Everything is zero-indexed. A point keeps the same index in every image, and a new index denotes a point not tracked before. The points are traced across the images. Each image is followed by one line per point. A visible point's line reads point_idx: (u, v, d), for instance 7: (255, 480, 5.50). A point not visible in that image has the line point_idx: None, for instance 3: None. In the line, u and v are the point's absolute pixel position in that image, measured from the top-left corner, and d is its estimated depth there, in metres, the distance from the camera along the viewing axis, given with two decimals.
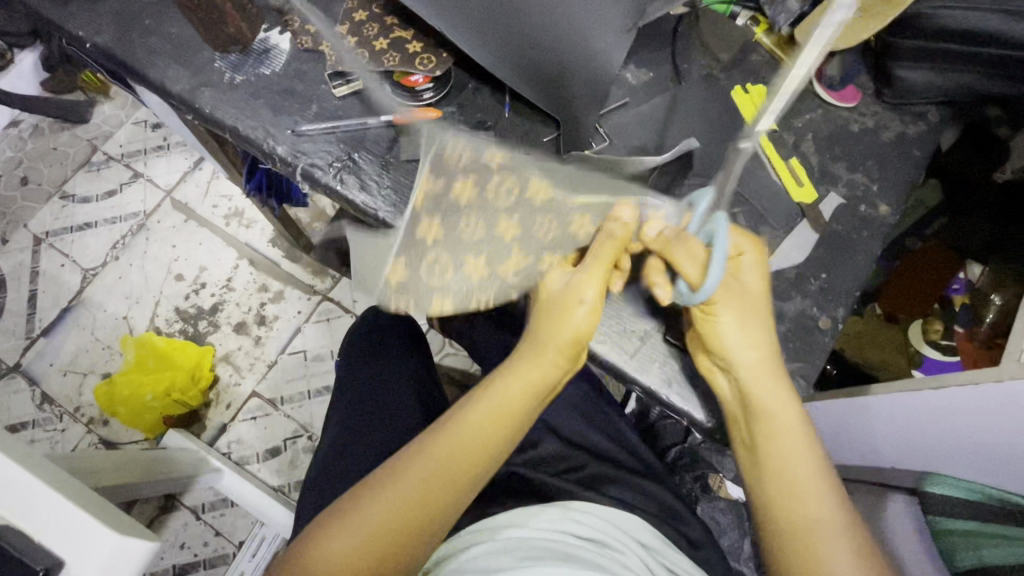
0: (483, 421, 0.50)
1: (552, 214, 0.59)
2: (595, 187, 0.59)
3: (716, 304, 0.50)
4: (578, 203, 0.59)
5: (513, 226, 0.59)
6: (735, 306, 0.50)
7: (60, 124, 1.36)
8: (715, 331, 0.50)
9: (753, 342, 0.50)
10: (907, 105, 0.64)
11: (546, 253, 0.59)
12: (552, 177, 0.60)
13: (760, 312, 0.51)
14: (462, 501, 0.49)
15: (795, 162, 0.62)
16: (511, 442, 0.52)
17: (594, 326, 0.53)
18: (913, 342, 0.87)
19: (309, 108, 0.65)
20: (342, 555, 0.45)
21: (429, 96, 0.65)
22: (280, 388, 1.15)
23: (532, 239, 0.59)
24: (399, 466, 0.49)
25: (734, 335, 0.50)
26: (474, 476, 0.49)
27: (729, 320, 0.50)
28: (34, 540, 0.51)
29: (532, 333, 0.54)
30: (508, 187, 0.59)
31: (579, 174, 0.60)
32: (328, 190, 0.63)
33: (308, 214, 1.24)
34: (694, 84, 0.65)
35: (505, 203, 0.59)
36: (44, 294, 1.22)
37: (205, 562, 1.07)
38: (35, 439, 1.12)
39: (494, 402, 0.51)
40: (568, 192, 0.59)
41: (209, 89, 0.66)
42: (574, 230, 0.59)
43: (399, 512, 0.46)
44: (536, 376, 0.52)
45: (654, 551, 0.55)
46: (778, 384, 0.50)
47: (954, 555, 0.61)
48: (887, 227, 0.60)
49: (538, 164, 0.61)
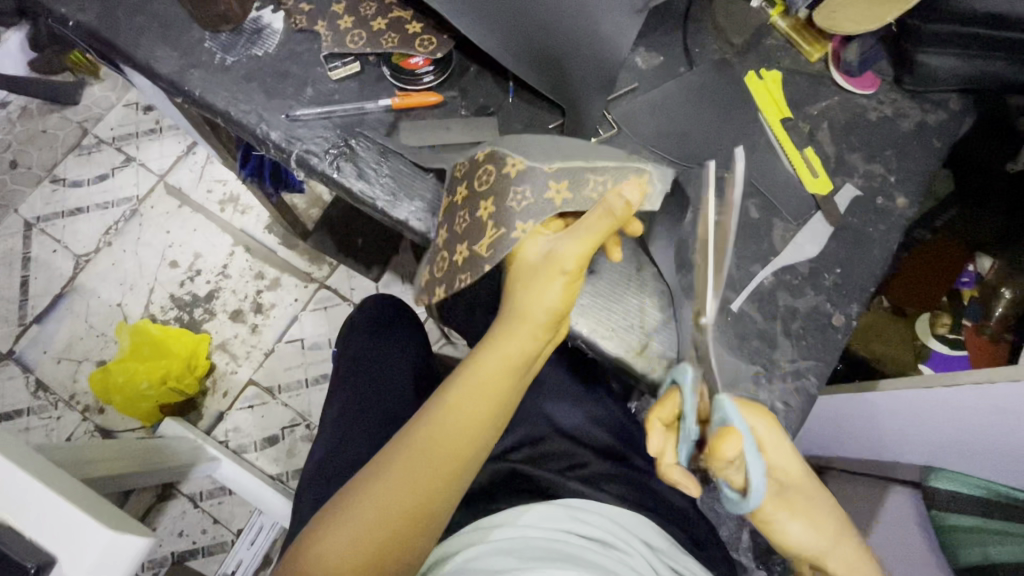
0: (464, 401, 0.48)
1: (528, 184, 0.52)
2: (576, 154, 0.53)
3: (783, 518, 0.44)
4: (557, 169, 0.51)
5: (488, 202, 0.53)
6: (800, 511, 0.45)
7: (49, 106, 1.32)
8: (784, 539, 0.45)
9: (829, 539, 0.45)
10: (928, 93, 0.62)
11: (521, 222, 0.51)
12: (530, 150, 0.53)
13: (822, 504, 0.46)
14: (455, 491, 0.47)
15: (810, 150, 0.60)
16: (495, 419, 0.49)
17: (573, 295, 0.50)
18: (919, 335, 0.88)
19: (305, 92, 0.63)
20: (335, 558, 0.43)
21: (430, 81, 0.62)
22: (277, 376, 1.14)
23: (508, 211, 0.52)
24: (384, 460, 0.47)
25: (807, 539, 0.45)
26: (462, 461, 0.47)
27: (799, 526, 0.45)
28: (26, 535, 0.49)
29: (509, 304, 0.50)
30: (485, 168, 0.54)
31: (560, 144, 0.54)
32: (324, 177, 0.60)
33: (304, 200, 1.21)
34: (706, 69, 0.63)
35: (483, 181, 0.54)
36: (36, 281, 1.20)
37: (203, 549, 1.06)
38: (30, 427, 1.11)
39: (473, 380, 0.48)
40: (546, 160, 0.52)
41: (199, 71, 0.63)
42: (553, 196, 0.51)
43: (392, 510, 0.45)
44: (516, 349, 0.49)
45: (660, 551, 0.54)
46: (865, 567, 0.45)
47: (958, 551, 0.61)
48: (905, 220, 0.58)
49: (518, 139, 0.55)
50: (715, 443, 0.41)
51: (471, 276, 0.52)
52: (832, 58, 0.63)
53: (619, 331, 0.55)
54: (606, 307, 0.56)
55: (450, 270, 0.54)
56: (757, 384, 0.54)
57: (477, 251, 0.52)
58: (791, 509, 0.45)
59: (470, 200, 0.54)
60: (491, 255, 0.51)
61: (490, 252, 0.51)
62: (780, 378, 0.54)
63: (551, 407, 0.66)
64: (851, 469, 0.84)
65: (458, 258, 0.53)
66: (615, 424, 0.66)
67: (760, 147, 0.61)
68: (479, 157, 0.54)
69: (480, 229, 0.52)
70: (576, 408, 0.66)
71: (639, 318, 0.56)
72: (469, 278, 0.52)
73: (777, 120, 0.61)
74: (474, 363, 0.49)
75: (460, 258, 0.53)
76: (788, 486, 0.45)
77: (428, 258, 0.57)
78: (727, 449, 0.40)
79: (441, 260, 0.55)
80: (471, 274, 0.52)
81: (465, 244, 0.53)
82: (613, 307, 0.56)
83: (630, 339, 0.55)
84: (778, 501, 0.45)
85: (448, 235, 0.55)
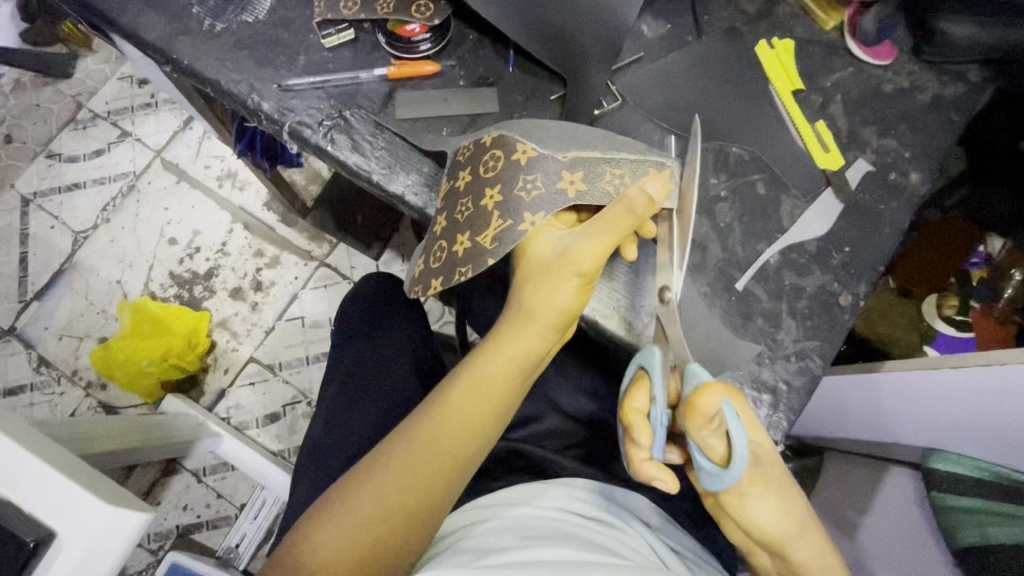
0: (467, 398, 0.48)
1: (539, 173, 0.50)
2: (591, 144, 0.51)
3: (753, 496, 0.42)
4: (572, 160, 0.50)
5: (494, 190, 0.50)
6: (773, 492, 0.43)
7: (42, 79, 1.29)
8: (751, 521, 0.43)
9: (797, 528, 0.43)
10: (947, 63, 0.59)
11: (531, 213, 0.49)
12: (542, 136, 0.51)
13: (792, 491, 0.44)
14: (455, 487, 0.47)
15: (822, 124, 0.58)
16: (500, 417, 0.49)
17: (585, 295, 0.49)
18: (926, 317, 0.86)
19: (297, 61, 0.60)
20: (335, 547, 0.43)
21: (427, 48, 0.60)
22: (278, 353, 1.14)
23: (515, 200, 0.50)
24: (387, 453, 0.47)
25: (775, 525, 0.43)
26: (465, 459, 0.47)
27: (768, 509, 0.43)
28: (24, 509, 0.49)
29: (516, 301, 0.50)
30: (491, 154, 0.52)
31: (573, 130, 0.52)
32: (318, 150, 0.59)
33: (303, 176, 1.19)
34: (715, 39, 0.61)
35: (489, 168, 0.51)
36: (35, 257, 1.19)
37: (208, 523, 1.07)
38: (34, 402, 1.11)
39: (477, 377, 0.48)
40: (559, 149, 0.50)
41: (187, 39, 0.61)
42: (566, 188, 0.49)
43: (392, 503, 0.45)
44: (524, 350, 0.49)
45: (659, 530, 0.54)
46: (827, 557, 0.44)
47: (956, 531, 0.61)
48: (918, 197, 0.57)
49: (529, 123, 0.52)
50: (695, 398, 0.39)
51: (473, 269, 0.50)
52: (848, 26, 0.60)
53: (618, 314, 0.54)
54: (607, 290, 0.54)
55: (449, 261, 0.51)
56: (759, 364, 0.53)
57: (479, 242, 0.50)
58: (763, 486, 0.43)
59: (474, 187, 0.52)
60: (495, 247, 0.49)
61: (495, 244, 0.49)
62: (784, 359, 0.53)
63: (551, 386, 0.65)
64: (854, 450, 0.84)
65: (458, 248, 0.51)
66: None
67: (769, 120, 0.58)
68: (485, 141, 0.52)
69: (485, 218, 0.50)
70: (576, 387, 0.65)
71: (647, 307, 0.54)
72: (471, 271, 0.50)
73: (788, 93, 0.59)
74: (479, 360, 0.49)
75: (460, 249, 0.51)
76: (762, 461, 0.44)
77: (423, 247, 0.55)
78: (709, 402, 0.39)
79: (438, 249, 0.52)
80: (473, 267, 0.50)
81: (467, 234, 0.51)
82: (613, 286, 0.54)
83: (630, 320, 0.54)
84: (752, 475, 0.42)
85: (447, 224, 0.52)
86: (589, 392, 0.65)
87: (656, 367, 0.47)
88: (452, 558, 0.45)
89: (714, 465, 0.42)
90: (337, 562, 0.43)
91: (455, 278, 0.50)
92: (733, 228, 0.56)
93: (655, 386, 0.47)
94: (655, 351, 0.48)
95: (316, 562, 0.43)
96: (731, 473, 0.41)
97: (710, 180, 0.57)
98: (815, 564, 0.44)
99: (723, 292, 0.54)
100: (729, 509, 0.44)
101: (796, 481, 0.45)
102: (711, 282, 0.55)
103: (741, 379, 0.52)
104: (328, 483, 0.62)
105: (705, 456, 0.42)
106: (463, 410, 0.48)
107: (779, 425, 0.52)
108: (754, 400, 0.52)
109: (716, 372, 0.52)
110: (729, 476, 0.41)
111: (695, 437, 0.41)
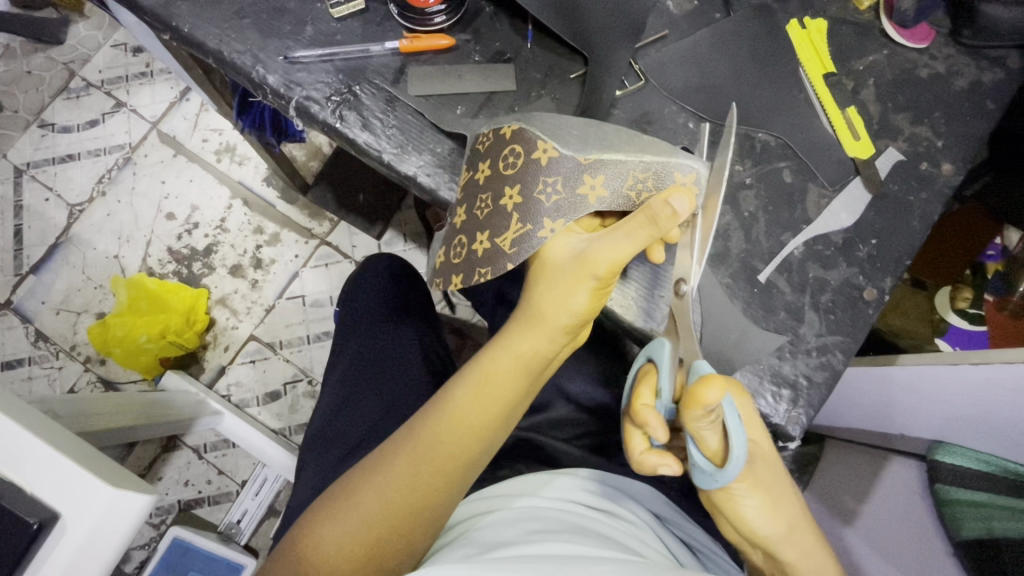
0: (471, 399, 0.46)
1: (558, 175, 0.48)
2: (615, 145, 0.49)
3: (741, 492, 0.42)
4: (593, 162, 0.48)
5: (514, 189, 0.49)
6: (762, 487, 0.42)
7: (33, 45, 1.25)
8: (739, 516, 0.43)
9: (785, 527, 0.42)
10: (985, 48, 0.57)
11: (552, 219, 0.47)
12: (564, 134, 0.49)
13: (785, 489, 0.44)
14: (459, 486, 0.46)
15: (853, 111, 0.56)
16: (504, 419, 0.48)
17: (599, 300, 0.48)
18: (939, 309, 0.85)
19: (304, 31, 0.58)
20: (336, 542, 0.43)
21: (441, 21, 0.57)
22: (278, 332, 1.12)
23: (536, 203, 0.48)
24: (391, 450, 0.46)
25: (764, 523, 0.42)
26: (468, 460, 0.46)
27: (757, 505, 0.42)
28: (26, 490, 0.47)
29: (524, 301, 0.49)
30: (512, 147, 0.49)
31: (596, 129, 0.50)
32: (326, 127, 0.56)
33: (303, 152, 1.16)
34: (745, 15, 0.58)
35: (509, 164, 0.49)
36: (30, 230, 1.16)
37: (209, 498, 1.07)
38: (33, 376, 1.10)
39: (482, 377, 0.47)
40: (581, 150, 0.48)
41: (187, 5, 0.58)
42: (587, 193, 0.48)
43: (393, 502, 0.44)
44: (529, 348, 0.47)
45: (668, 522, 0.54)
46: (819, 557, 0.44)
47: (960, 525, 0.61)
48: (949, 188, 0.55)
49: (551, 117, 0.50)
50: (695, 388, 0.38)
51: (492, 271, 0.49)
52: (884, 7, 0.58)
53: (632, 306, 0.53)
54: (621, 281, 0.53)
55: (469, 259, 0.50)
56: (780, 358, 0.52)
57: (500, 244, 0.49)
58: (753, 482, 0.42)
59: (493, 183, 0.50)
60: (515, 252, 0.48)
61: (514, 249, 0.48)
62: (805, 353, 0.52)
63: (559, 373, 0.64)
64: (848, 437, 0.84)
65: (477, 247, 0.49)
66: None
67: (797, 104, 0.56)
68: (503, 133, 0.50)
69: (504, 220, 0.49)
70: (586, 376, 0.64)
71: (654, 303, 0.53)
72: (490, 273, 0.49)
73: (819, 75, 0.57)
74: (484, 359, 0.48)
75: (480, 248, 0.49)
76: (754, 456, 0.43)
77: (443, 240, 0.53)
78: (710, 395, 0.37)
79: (458, 244, 0.51)
80: (492, 269, 0.49)
81: (487, 233, 0.49)
82: (627, 281, 0.53)
83: (646, 311, 0.53)
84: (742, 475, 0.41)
85: (466, 219, 0.51)
86: (601, 381, 0.64)
87: (665, 363, 0.46)
88: (457, 550, 0.45)
89: (709, 463, 0.41)
90: (338, 559, 0.43)
91: (476, 278, 0.49)
92: (757, 218, 0.54)
93: (661, 380, 0.47)
94: (665, 344, 0.47)
95: (318, 554, 0.43)
96: (725, 473, 0.40)
97: (735, 167, 0.55)
98: (807, 566, 0.43)
99: (745, 284, 0.53)
100: (718, 503, 0.44)
101: (790, 480, 0.44)
102: (733, 273, 0.53)
103: (761, 373, 0.51)
104: (333, 468, 0.62)
105: (700, 452, 0.42)
106: (466, 409, 0.46)
107: (798, 420, 0.51)
108: (774, 395, 0.51)
109: (736, 365, 0.51)
110: (724, 476, 0.40)
111: (690, 429, 0.40)
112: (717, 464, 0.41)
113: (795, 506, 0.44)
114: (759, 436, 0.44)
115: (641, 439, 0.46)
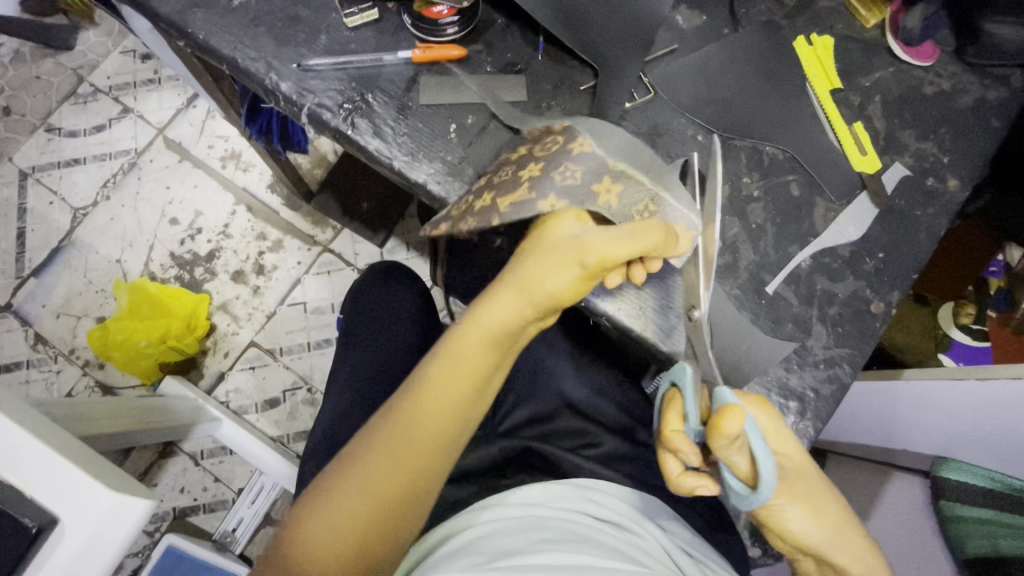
0: (451, 374, 0.44)
1: (583, 167, 0.50)
2: (646, 167, 0.50)
3: (781, 504, 0.40)
4: (619, 170, 0.50)
5: (537, 166, 0.51)
6: (800, 496, 0.41)
7: (42, 50, 1.26)
8: (785, 530, 0.41)
9: (834, 529, 0.41)
10: (988, 67, 0.58)
11: (555, 196, 0.49)
12: (606, 140, 0.51)
13: (825, 491, 0.42)
14: (440, 470, 0.44)
15: (859, 126, 0.57)
16: (484, 395, 0.46)
17: (589, 284, 0.46)
18: (942, 325, 0.87)
19: (318, 40, 0.58)
20: (318, 542, 0.41)
21: (454, 32, 0.58)
22: (279, 339, 1.12)
23: (550, 180, 0.50)
24: (366, 438, 0.44)
25: (811, 530, 0.41)
26: (449, 439, 0.44)
27: (799, 514, 0.41)
28: (25, 493, 0.47)
29: (510, 273, 0.47)
30: (554, 141, 0.52)
31: (638, 146, 0.52)
32: (338, 134, 0.57)
33: (308, 160, 1.17)
34: (753, 31, 0.59)
35: (545, 149, 0.52)
36: (33, 233, 1.16)
37: (204, 506, 1.06)
38: (29, 380, 1.09)
39: (461, 351, 0.45)
40: (613, 156, 0.50)
41: (203, 12, 0.58)
42: (600, 192, 0.49)
43: (375, 491, 0.42)
44: (507, 321, 0.45)
45: (674, 535, 0.53)
46: (870, 557, 0.42)
47: (965, 543, 0.60)
48: (955, 204, 0.55)
49: (602, 125, 0.53)
50: (717, 418, 0.38)
51: (480, 222, 0.50)
52: (889, 24, 0.59)
53: (642, 316, 0.53)
54: (632, 290, 0.53)
55: (468, 210, 0.51)
56: (787, 370, 0.52)
57: (498, 203, 0.50)
58: (790, 494, 0.41)
59: (523, 160, 0.52)
60: (507, 212, 0.49)
61: (508, 209, 0.49)
62: (813, 366, 0.52)
63: (566, 383, 0.65)
64: (846, 451, 0.84)
65: (479, 203, 0.51)
66: (630, 404, 0.65)
67: (804, 118, 0.57)
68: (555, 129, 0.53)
69: (514, 186, 0.50)
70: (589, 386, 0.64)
71: (660, 317, 0.53)
72: (477, 223, 0.50)
73: (826, 90, 0.58)
74: (462, 331, 0.46)
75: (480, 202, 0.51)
76: (786, 469, 0.42)
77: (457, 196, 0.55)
78: (733, 423, 0.37)
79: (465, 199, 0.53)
80: (481, 218, 0.50)
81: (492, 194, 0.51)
82: (640, 289, 0.53)
83: (657, 325, 0.53)
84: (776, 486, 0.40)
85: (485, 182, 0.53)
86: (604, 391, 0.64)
87: (688, 385, 0.45)
88: (463, 559, 0.44)
89: (742, 485, 0.40)
90: (324, 560, 0.40)
91: (464, 222, 0.50)
92: (765, 229, 0.55)
93: (687, 405, 0.45)
94: (687, 367, 0.46)
95: (301, 558, 0.41)
96: (761, 494, 0.39)
97: (743, 180, 0.56)
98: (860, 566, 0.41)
99: (753, 295, 0.53)
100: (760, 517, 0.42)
101: (829, 482, 0.43)
102: (740, 285, 0.53)
103: (769, 385, 0.51)
104: None
105: (733, 475, 0.41)
106: (444, 387, 0.44)
107: (806, 432, 0.51)
108: (782, 407, 0.51)
109: (746, 377, 0.51)
110: (761, 497, 0.39)
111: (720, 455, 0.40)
112: (751, 485, 0.40)
113: (838, 506, 0.43)
114: (789, 448, 0.43)
115: (676, 463, 0.44)
